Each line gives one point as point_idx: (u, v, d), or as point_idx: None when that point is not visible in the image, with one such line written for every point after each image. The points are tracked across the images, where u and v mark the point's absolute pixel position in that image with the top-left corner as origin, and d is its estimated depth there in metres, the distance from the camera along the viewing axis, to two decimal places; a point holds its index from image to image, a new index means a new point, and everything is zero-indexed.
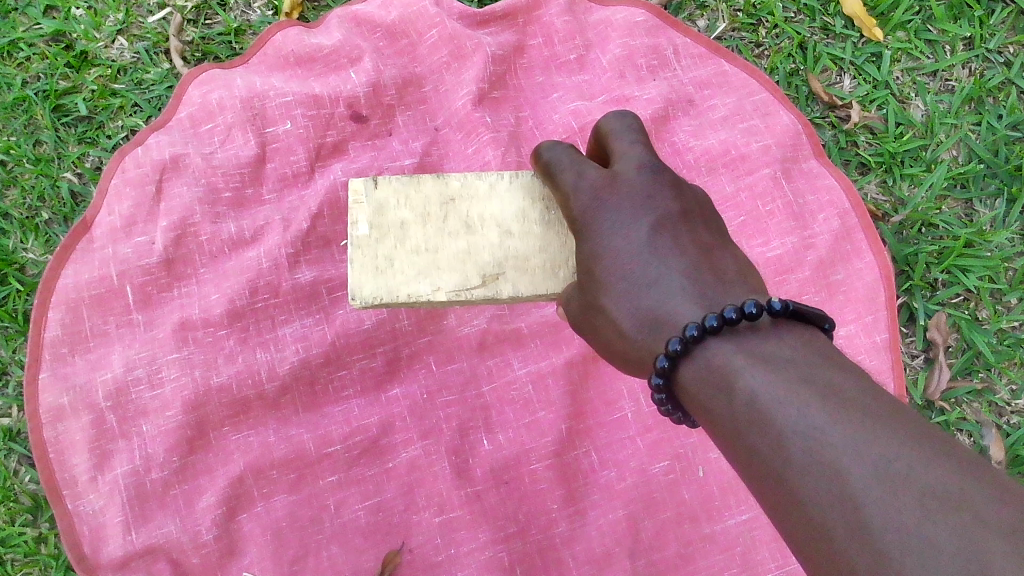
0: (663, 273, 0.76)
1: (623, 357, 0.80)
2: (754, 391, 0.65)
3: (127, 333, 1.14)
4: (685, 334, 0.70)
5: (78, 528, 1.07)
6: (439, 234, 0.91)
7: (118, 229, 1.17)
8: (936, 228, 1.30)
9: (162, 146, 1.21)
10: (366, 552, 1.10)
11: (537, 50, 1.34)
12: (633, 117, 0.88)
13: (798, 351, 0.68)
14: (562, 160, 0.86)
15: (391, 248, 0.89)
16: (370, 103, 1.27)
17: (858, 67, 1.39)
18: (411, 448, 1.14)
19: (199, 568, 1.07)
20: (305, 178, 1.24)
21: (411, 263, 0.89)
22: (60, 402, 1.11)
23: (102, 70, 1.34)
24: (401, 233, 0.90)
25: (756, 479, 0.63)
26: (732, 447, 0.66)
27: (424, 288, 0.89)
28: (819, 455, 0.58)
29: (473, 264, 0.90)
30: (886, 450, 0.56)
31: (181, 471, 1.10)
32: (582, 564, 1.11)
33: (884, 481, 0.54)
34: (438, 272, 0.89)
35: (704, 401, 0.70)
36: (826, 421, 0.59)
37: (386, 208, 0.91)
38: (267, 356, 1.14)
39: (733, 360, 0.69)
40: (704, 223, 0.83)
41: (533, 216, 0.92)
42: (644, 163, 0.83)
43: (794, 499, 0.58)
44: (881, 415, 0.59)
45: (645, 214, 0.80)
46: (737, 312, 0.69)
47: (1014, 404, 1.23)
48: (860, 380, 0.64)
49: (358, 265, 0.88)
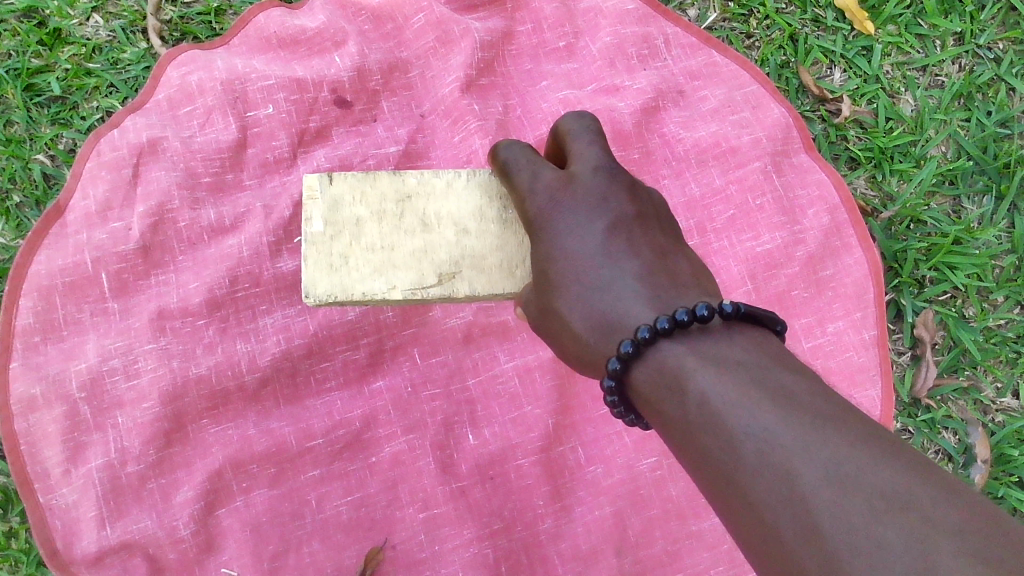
0: (616, 278, 0.74)
1: (578, 360, 0.78)
2: (705, 392, 0.63)
3: (102, 322, 1.11)
4: (637, 336, 0.68)
5: (49, 522, 1.04)
6: (395, 232, 0.88)
7: (93, 213, 1.14)
8: (925, 225, 1.30)
9: (139, 129, 1.17)
10: (349, 548, 1.08)
11: (526, 36, 1.31)
12: (592, 119, 0.86)
13: (749, 352, 0.66)
14: (518, 160, 0.83)
15: (346, 246, 0.87)
16: (354, 87, 1.24)
17: (849, 60, 1.38)
18: (395, 442, 1.12)
19: (176, 564, 1.05)
20: (287, 164, 1.21)
21: (366, 260, 0.87)
22: (31, 392, 1.07)
23: (76, 48, 1.30)
24: (357, 230, 0.87)
25: (706, 482, 0.61)
26: (680, 448, 0.64)
27: (379, 286, 0.86)
28: (769, 456, 0.56)
29: (428, 262, 0.88)
30: (835, 452, 0.54)
31: (158, 464, 1.07)
32: (568, 561, 1.09)
33: (833, 483, 0.53)
34: (393, 271, 0.87)
35: (655, 402, 0.67)
36: (775, 421, 0.57)
37: (341, 204, 0.88)
38: (247, 347, 1.12)
39: (684, 359, 0.66)
40: (660, 226, 0.82)
41: (490, 214, 0.90)
42: (600, 166, 0.82)
43: (743, 501, 0.57)
44: (831, 417, 0.57)
45: (600, 216, 0.78)
46: (689, 314, 0.68)
47: (999, 402, 1.23)
48: (810, 383, 0.62)
49: (313, 262, 0.85)
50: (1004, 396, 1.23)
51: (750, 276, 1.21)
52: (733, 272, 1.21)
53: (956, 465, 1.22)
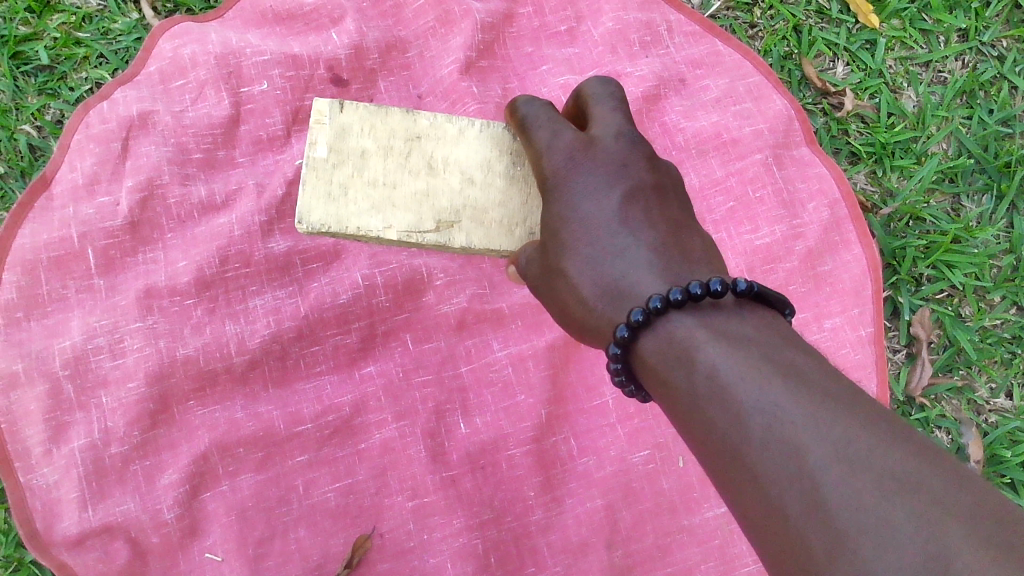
0: (630, 244, 0.73)
1: (580, 326, 0.76)
2: (715, 364, 0.61)
3: (88, 299, 1.08)
4: (649, 305, 0.66)
5: (29, 502, 1.02)
6: (399, 170, 0.86)
7: (81, 187, 1.11)
8: (924, 222, 1.29)
9: (130, 102, 1.14)
10: (336, 535, 1.06)
11: (526, 19, 1.28)
12: (615, 86, 0.85)
13: (760, 329, 0.65)
14: (539, 115, 0.82)
15: (348, 176, 0.84)
16: (351, 65, 1.21)
17: (853, 53, 1.37)
18: (385, 429, 1.10)
19: (159, 548, 1.03)
20: (281, 142, 1.18)
21: (366, 194, 0.84)
22: (13, 368, 1.04)
23: (65, 16, 1.26)
24: (361, 162, 0.85)
25: (708, 452, 0.60)
26: (683, 420, 0.63)
27: (377, 223, 0.84)
28: (777, 432, 0.55)
29: (428, 206, 0.86)
30: (846, 430, 0.53)
31: (142, 446, 1.05)
32: (557, 553, 1.08)
33: (842, 459, 0.52)
34: (393, 210, 0.84)
35: (661, 374, 0.66)
36: (786, 397, 0.56)
37: (348, 134, 0.85)
38: (236, 328, 1.09)
39: (694, 333, 0.65)
40: (677, 199, 0.80)
41: (498, 167, 0.88)
42: (622, 132, 0.80)
43: (748, 474, 0.55)
44: (840, 396, 0.56)
45: (617, 183, 0.77)
46: (703, 287, 0.66)
47: (993, 403, 1.23)
48: (819, 363, 0.61)
49: (311, 187, 0.83)
50: (997, 396, 1.23)
51: (748, 270, 1.20)
52: (731, 265, 1.20)
53: None
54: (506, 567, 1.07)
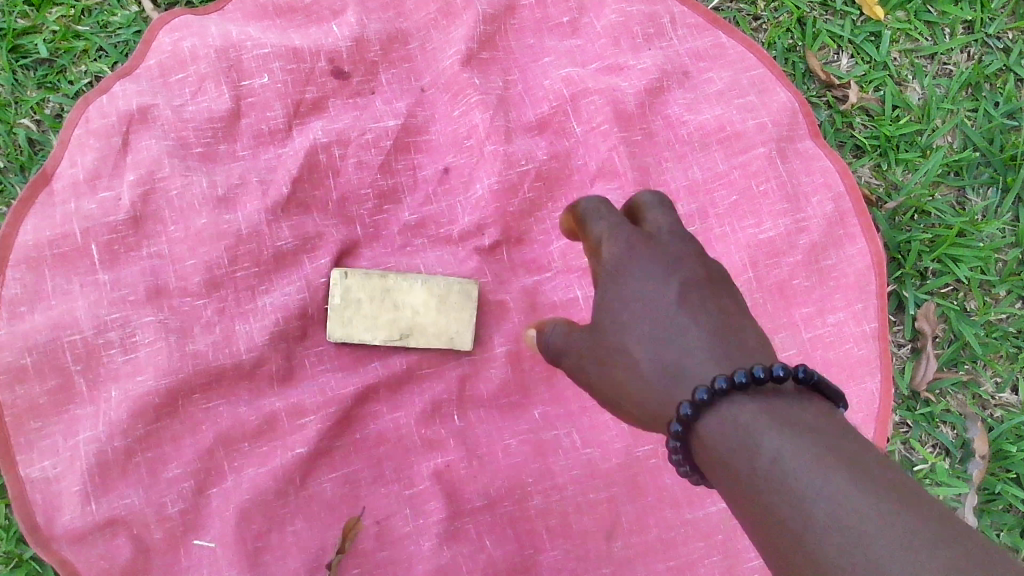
0: (688, 326, 0.73)
1: (640, 413, 0.75)
2: (777, 449, 0.60)
3: (92, 292, 1.07)
4: (712, 386, 0.66)
5: (30, 496, 1.01)
6: (394, 298, 1.10)
7: (82, 181, 1.10)
8: (929, 216, 1.28)
9: (129, 96, 1.13)
10: (334, 527, 1.06)
11: (529, 10, 1.27)
12: (668, 200, 0.87)
13: (823, 417, 0.64)
14: (592, 209, 0.86)
15: (358, 312, 1.09)
16: (353, 58, 1.20)
17: (858, 46, 1.36)
18: (382, 421, 1.10)
19: (162, 543, 1.02)
20: (282, 135, 1.18)
21: (371, 316, 1.10)
22: (20, 363, 1.04)
23: (65, 9, 1.25)
24: (367, 309, 1.09)
25: (768, 537, 0.58)
26: (746, 511, 0.61)
27: (369, 336, 1.10)
28: (843, 519, 0.53)
29: (404, 325, 1.10)
30: (916, 523, 0.51)
31: (145, 439, 1.04)
32: (557, 542, 1.07)
33: (913, 552, 0.50)
34: (381, 327, 1.10)
35: (721, 458, 0.64)
36: (853, 485, 0.55)
37: (352, 301, 1.09)
38: (246, 327, 1.09)
39: (755, 417, 0.64)
40: (733, 293, 0.80)
41: (453, 296, 1.11)
42: (676, 232, 0.82)
43: (813, 563, 0.54)
44: (909, 491, 0.55)
45: (674, 275, 0.77)
46: (767, 372, 0.65)
47: (998, 397, 1.23)
48: (885, 457, 0.60)
49: (332, 312, 1.09)
50: (1002, 391, 1.22)
51: (750, 263, 1.19)
52: (735, 258, 1.19)
53: (954, 460, 1.21)
54: (503, 548, 1.06)
